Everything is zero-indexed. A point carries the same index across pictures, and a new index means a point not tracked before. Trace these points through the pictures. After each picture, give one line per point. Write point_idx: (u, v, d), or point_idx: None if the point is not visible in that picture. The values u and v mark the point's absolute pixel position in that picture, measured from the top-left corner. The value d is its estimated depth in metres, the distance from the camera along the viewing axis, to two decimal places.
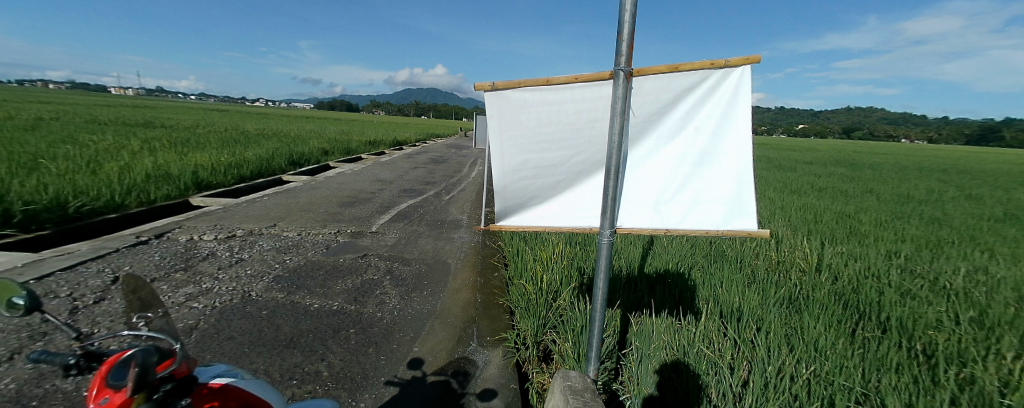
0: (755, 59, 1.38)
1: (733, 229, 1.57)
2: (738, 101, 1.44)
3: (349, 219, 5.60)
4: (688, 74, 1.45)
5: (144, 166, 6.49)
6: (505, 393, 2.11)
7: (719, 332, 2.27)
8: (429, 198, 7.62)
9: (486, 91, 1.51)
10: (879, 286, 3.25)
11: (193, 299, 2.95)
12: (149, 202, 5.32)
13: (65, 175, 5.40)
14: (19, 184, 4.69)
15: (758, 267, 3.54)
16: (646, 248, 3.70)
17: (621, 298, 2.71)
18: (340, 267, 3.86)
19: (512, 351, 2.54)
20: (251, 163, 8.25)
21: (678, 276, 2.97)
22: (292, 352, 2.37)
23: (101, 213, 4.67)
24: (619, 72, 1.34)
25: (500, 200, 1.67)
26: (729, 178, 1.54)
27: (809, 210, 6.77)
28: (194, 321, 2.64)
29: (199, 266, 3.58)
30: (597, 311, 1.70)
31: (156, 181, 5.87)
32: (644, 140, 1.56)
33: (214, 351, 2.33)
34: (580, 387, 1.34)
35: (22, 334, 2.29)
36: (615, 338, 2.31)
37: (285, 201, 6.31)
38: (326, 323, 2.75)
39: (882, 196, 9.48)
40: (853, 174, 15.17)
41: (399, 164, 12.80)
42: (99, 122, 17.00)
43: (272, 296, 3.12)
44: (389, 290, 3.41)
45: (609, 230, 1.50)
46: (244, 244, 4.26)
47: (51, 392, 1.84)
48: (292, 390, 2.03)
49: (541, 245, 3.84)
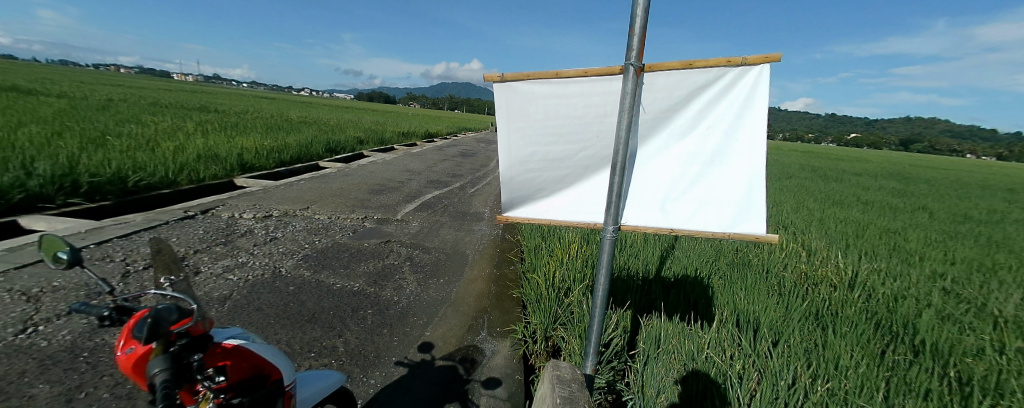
0: (776, 57, 1.30)
1: (740, 232, 1.50)
2: (756, 98, 1.36)
3: (376, 206, 5.80)
4: (702, 71, 1.40)
5: (197, 147, 7.01)
6: (508, 383, 2.15)
7: (733, 342, 2.18)
8: (454, 191, 7.74)
9: (496, 82, 1.56)
10: (918, 307, 3.03)
11: (229, 271, 3.18)
12: (198, 181, 5.75)
13: (127, 152, 5.90)
14: (88, 157, 5.18)
15: (784, 278, 3.38)
16: (665, 251, 3.62)
17: (632, 299, 2.69)
18: (363, 250, 4.02)
19: (520, 343, 2.58)
20: (291, 148, 8.71)
21: (696, 283, 2.88)
22: (313, 326, 2.51)
23: (156, 188, 5.10)
24: (629, 67, 1.32)
25: (507, 191, 1.70)
26: (740, 181, 1.47)
27: (848, 223, 6.36)
28: (228, 292, 2.84)
29: (237, 241, 3.85)
30: (597, 307, 1.68)
31: (205, 160, 6.30)
32: (654, 138, 1.54)
33: (243, 319, 2.51)
34: (568, 378, 1.35)
35: (80, 292, 2.55)
36: (623, 338, 2.28)
37: (319, 186, 6.61)
38: (347, 302, 2.89)
39: (936, 214, 8.73)
40: (907, 189, 14.05)
41: (429, 155, 13.08)
42: (160, 104, 18.40)
43: (300, 273, 3.31)
44: (408, 275, 3.53)
45: (612, 227, 1.49)
46: (279, 224, 4.52)
47: (100, 345, 2.05)
48: (309, 361, 2.15)
49: (557, 241, 3.84)
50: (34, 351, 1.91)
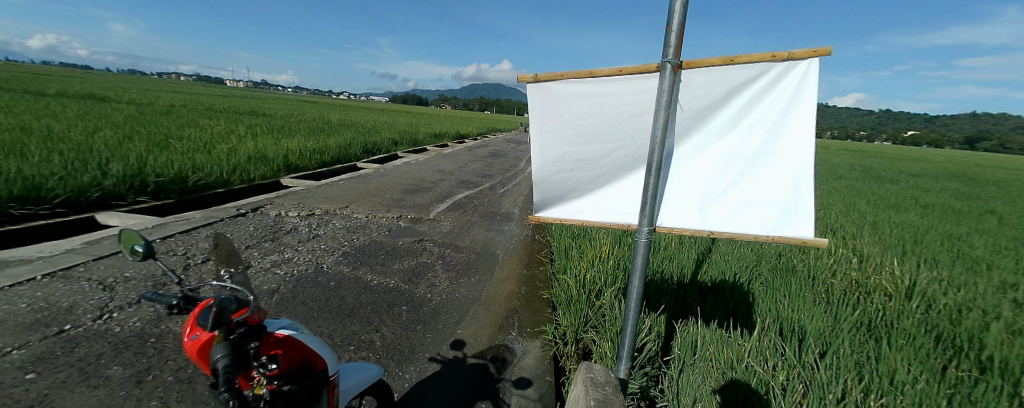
0: (826, 50, 1.22)
1: (784, 236, 1.43)
2: (803, 94, 1.28)
3: (410, 205, 5.98)
4: (744, 67, 1.35)
5: (247, 149, 7.50)
6: (539, 384, 2.15)
7: (775, 351, 2.07)
8: (485, 191, 7.83)
9: (529, 83, 1.57)
10: (988, 320, 2.75)
11: (276, 266, 3.39)
12: (248, 180, 6.16)
13: (187, 154, 6.41)
14: (154, 159, 5.67)
15: (833, 286, 3.18)
16: (701, 254, 3.50)
17: (666, 304, 2.62)
18: (398, 248, 4.16)
19: (551, 344, 2.58)
20: (331, 150, 9.13)
21: (735, 288, 2.77)
22: (352, 320, 2.62)
23: (212, 187, 5.52)
24: (666, 64, 1.29)
25: (539, 191, 1.71)
26: (785, 182, 1.39)
27: (906, 228, 5.87)
28: (276, 286, 3.03)
29: (283, 238, 4.09)
30: (631, 310, 1.65)
31: (255, 161, 6.73)
32: (692, 137, 1.50)
33: (289, 311, 2.67)
34: (602, 381, 1.33)
35: (149, 282, 2.80)
36: (657, 344, 2.23)
37: (357, 186, 6.90)
38: (383, 298, 3.00)
39: (1011, 219, 7.89)
40: (976, 191, 12.76)
41: (460, 156, 13.31)
42: (214, 110, 19.81)
43: (340, 269, 3.47)
44: (440, 274, 3.61)
45: (646, 229, 1.46)
46: (321, 222, 4.76)
47: (165, 332, 2.24)
48: (348, 354, 2.24)
49: (588, 243, 3.81)
50: (110, 336, 2.12)
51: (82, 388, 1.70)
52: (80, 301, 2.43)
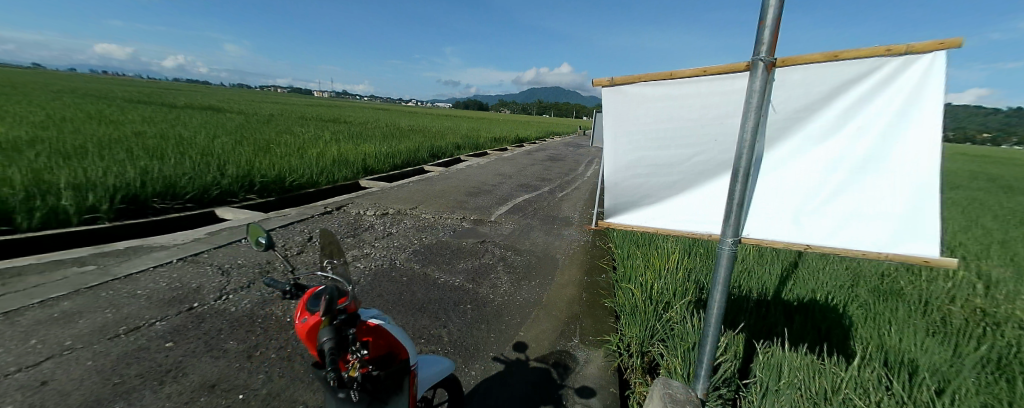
0: (957, 41, 1.06)
1: (901, 253, 1.25)
2: (927, 92, 1.13)
3: (473, 207, 6.19)
4: (851, 63, 1.22)
5: (332, 153, 8.30)
6: (603, 395, 2.11)
7: (881, 384, 1.82)
8: (544, 194, 7.85)
9: (604, 86, 1.56)
10: None
11: (356, 260, 3.71)
12: (332, 181, 6.81)
13: (284, 157, 7.27)
14: (260, 161, 6.52)
15: (955, 315, 2.71)
16: (787, 269, 3.18)
17: (745, 322, 2.42)
18: (462, 248, 4.33)
19: (615, 355, 2.51)
20: (402, 154, 9.77)
21: (828, 310, 2.48)
22: (422, 315, 2.78)
23: (304, 187, 6.19)
24: (758, 62, 1.20)
25: (611, 197, 1.69)
26: (903, 192, 1.23)
27: None
28: (356, 278, 3.32)
29: (362, 235, 4.46)
30: (710, 326, 1.55)
31: (338, 164, 7.43)
32: (786, 140, 1.38)
33: (368, 303, 2.90)
34: (681, 399, 1.28)
35: (255, 269, 3.22)
36: (735, 364, 2.06)
37: (425, 188, 7.30)
38: (449, 296, 3.15)
39: None
40: None
41: (519, 160, 13.48)
42: (304, 118, 22.23)
43: (411, 266, 3.70)
44: (502, 275, 3.69)
45: (731, 239, 1.37)
46: (394, 220, 5.11)
47: (269, 314, 2.56)
48: (420, 346, 2.38)
49: (655, 251, 3.65)
50: (228, 314, 2.48)
51: (208, 357, 2.01)
52: (205, 283, 2.86)
